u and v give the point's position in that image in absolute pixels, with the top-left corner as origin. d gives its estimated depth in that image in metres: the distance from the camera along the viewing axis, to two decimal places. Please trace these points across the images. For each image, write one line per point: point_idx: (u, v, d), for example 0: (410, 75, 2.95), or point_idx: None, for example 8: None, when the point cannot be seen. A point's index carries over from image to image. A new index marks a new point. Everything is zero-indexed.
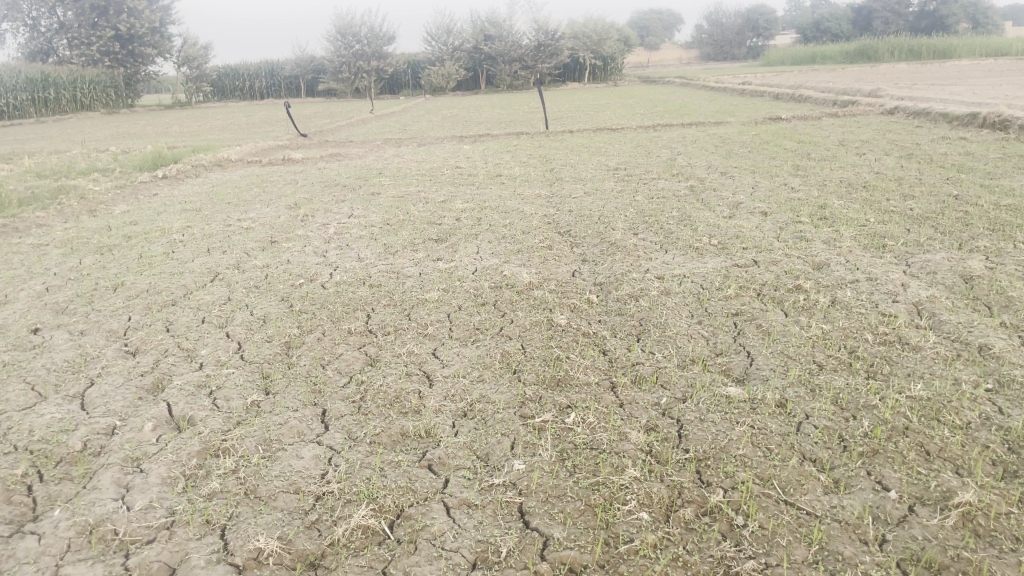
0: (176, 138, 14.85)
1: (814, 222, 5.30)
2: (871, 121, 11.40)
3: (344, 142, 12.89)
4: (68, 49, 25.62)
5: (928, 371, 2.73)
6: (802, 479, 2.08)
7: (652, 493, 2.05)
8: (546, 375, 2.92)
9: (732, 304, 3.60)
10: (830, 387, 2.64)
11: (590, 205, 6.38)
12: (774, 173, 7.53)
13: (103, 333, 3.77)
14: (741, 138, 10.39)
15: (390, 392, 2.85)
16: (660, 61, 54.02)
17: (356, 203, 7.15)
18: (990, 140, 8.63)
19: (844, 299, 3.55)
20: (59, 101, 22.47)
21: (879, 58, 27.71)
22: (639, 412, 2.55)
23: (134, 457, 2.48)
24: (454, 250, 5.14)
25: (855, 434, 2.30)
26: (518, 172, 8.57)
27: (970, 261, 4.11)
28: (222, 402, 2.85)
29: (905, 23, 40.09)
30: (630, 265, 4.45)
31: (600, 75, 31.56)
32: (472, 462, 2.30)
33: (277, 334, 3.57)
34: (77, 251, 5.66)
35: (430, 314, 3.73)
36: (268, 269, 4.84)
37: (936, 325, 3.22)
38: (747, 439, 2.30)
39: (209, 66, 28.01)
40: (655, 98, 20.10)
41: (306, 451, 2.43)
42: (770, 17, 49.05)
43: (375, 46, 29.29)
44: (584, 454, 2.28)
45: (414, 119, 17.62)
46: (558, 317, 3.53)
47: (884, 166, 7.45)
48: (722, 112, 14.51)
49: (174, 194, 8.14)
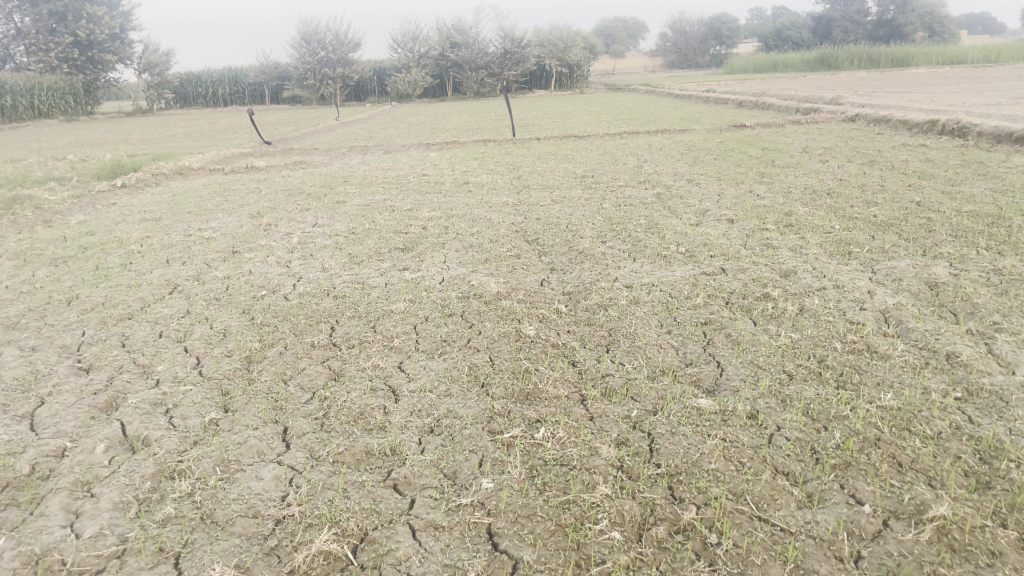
0: (136, 146, 14.57)
1: (780, 229, 5.32)
2: (833, 128, 11.55)
3: (309, 150, 12.75)
4: (25, 55, 25.10)
5: (898, 380, 2.71)
6: (775, 494, 2.04)
7: (624, 512, 2.00)
8: (515, 389, 2.85)
9: (700, 313, 3.57)
10: (801, 398, 2.61)
11: (557, 213, 6.35)
12: (740, 180, 7.57)
13: (55, 349, 3.64)
14: (707, 145, 10.45)
15: (353, 408, 2.77)
16: (626, 69, 54.46)
17: (320, 211, 7.05)
18: (950, 147, 8.77)
19: (812, 307, 3.54)
20: (15, 108, 21.97)
21: (839, 66, 28.19)
22: (609, 426, 2.50)
23: (84, 480, 2.37)
24: (420, 259, 5.06)
25: (827, 446, 2.27)
26: (485, 179, 8.52)
27: (934, 268, 4.14)
28: (178, 421, 2.75)
29: (865, 32, 40.93)
30: (598, 273, 4.41)
31: (566, 82, 31.70)
32: (439, 482, 2.23)
33: (237, 348, 3.47)
34: (30, 263, 5.49)
35: (396, 326, 3.65)
36: (229, 280, 4.73)
37: (903, 333, 3.22)
38: (719, 453, 2.26)
39: (171, 72, 27.62)
40: (621, 105, 20.20)
41: (266, 472, 2.35)
42: (733, 26, 49.70)
43: (341, 52, 29.08)
44: (554, 471, 2.22)
45: (380, 126, 17.50)
46: (527, 328, 3.48)
47: (848, 173, 7.52)
48: (687, 119, 14.62)
49: (132, 203, 7.96)
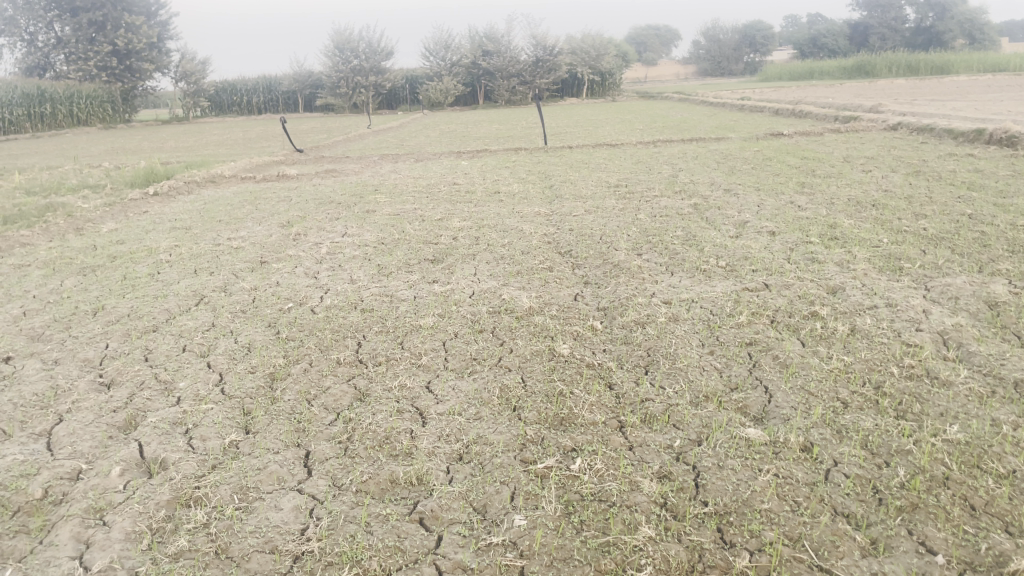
0: (170, 154, 14.66)
1: (824, 242, 5.11)
2: (874, 137, 11.25)
3: (340, 158, 12.71)
4: (66, 64, 25.52)
5: (963, 411, 2.51)
6: (837, 540, 1.87)
7: (669, 557, 1.84)
8: (549, 414, 2.70)
9: (745, 333, 3.39)
10: (858, 429, 2.42)
11: (591, 224, 6.19)
12: (779, 190, 7.36)
13: (77, 363, 3.55)
14: (743, 154, 10.23)
15: (379, 432, 2.63)
16: (658, 76, 54.17)
17: (350, 221, 6.96)
18: (999, 157, 8.45)
19: (864, 328, 3.34)
20: (55, 116, 22.31)
21: (876, 74, 27.67)
22: (651, 457, 2.34)
23: (97, 507, 2.26)
24: (450, 272, 4.93)
25: (891, 486, 2.08)
26: (517, 188, 8.37)
27: (993, 285, 3.91)
28: (197, 443, 2.64)
29: (902, 39, 40.31)
30: (634, 288, 4.24)
31: (598, 90, 31.51)
32: (468, 517, 2.08)
33: (261, 364, 3.36)
34: (59, 272, 5.45)
35: (424, 343, 3.52)
36: (256, 291, 4.63)
37: (964, 357, 3.01)
38: (772, 491, 2.08)
39: (207, 81, 27.94)
40: (655, 113, 19.98)
41: (286, 502, 2.21)
42: (767, 33, 49.15)
43: (373, 61, 29.16)
44: (592, 508, 2.06)
45: (411, 135, 17.42)
46: (561, 346, 3.32)
47: (892, 184, 7.26)
48: (722, 127, 14.39)
49: (164, 212, 7.94)
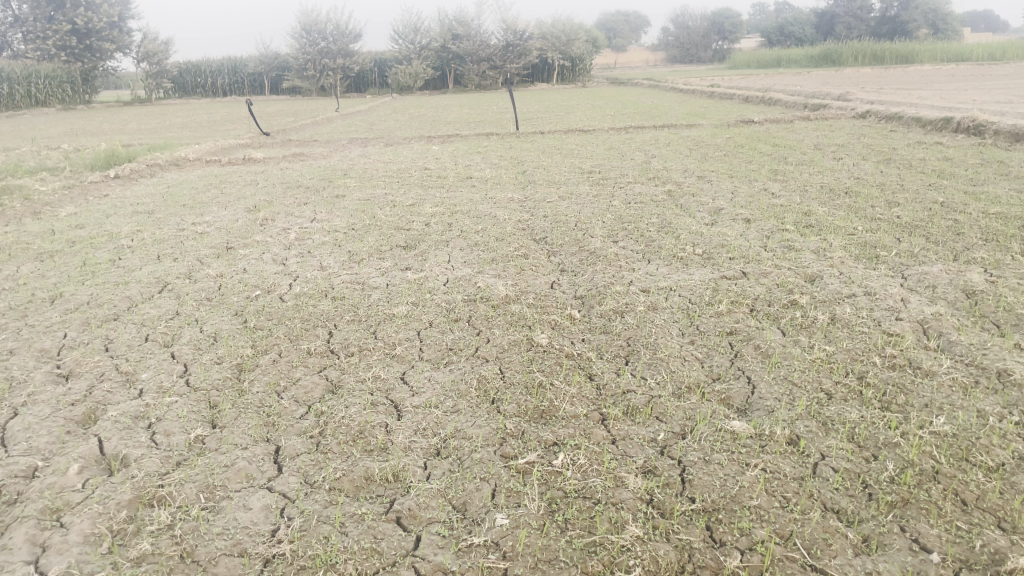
0: (131, 136, 14.28)
1: (800, 230, 5.08)
2: (844, 124, 11.29)
3: (308, 141, 12.49)
4: (23, 43, 24.77)
5: (948, 402, 2.48)
6: (829, 538, 1.82)
7: (659, 558, 1.78)
8: (529, 406, 2.62)
9: (725, 322, 3.33)
10: (844, 421, 2.38)
11: (565, 210, 6.11)
12: (752, 177, 7.34)
13: (33, 353, 3.39)
14: (715, 141, 10.22)
15: (352, 426, 2.53)
16: (627, 62, 54.23)
17: (319, 205, 6.80)
18: (967, 145, 8.52)
19: (844, 317, 3.30)
20: (12, 96, 21.70)
21: (843, 62, 27.84)
22: (635, 451, 2.28)
23: (53, 508, 2.13)
24: (423, 258, 4.82)
25: (880, 480, 2.04)
26: (489, 174, 8.26)
27: (969, 274, 3.91)
28: (161, 438, 2.51)
29: (868, 28, 40.64)
30: (612, 276, 4.17)
31: (568, 75, 31.35)
32: (447, 515, 2.00)
33: (228, 354, 3.24)
34: (15, 258, 5.24)
35: (398, 332, 3.41)
36: (221, 279, 4.48)
37: (946, 346, 2.98)
38: (761, 487, 2.03)
39: (170, 62, 27.29)
40: (627, 99, 19.92)
41: (256, 501, 2.11)
42: (736, 20, 49.29)
43: (341, 43, 28.73)
44: (576, 506, 1.99)
45: (380, 119, 17.17)
46: (539, 336, 3.24)
47: (864, 171, 7.28)
48: (693, 114, 14.38)
49: (125, 195, 7.70)
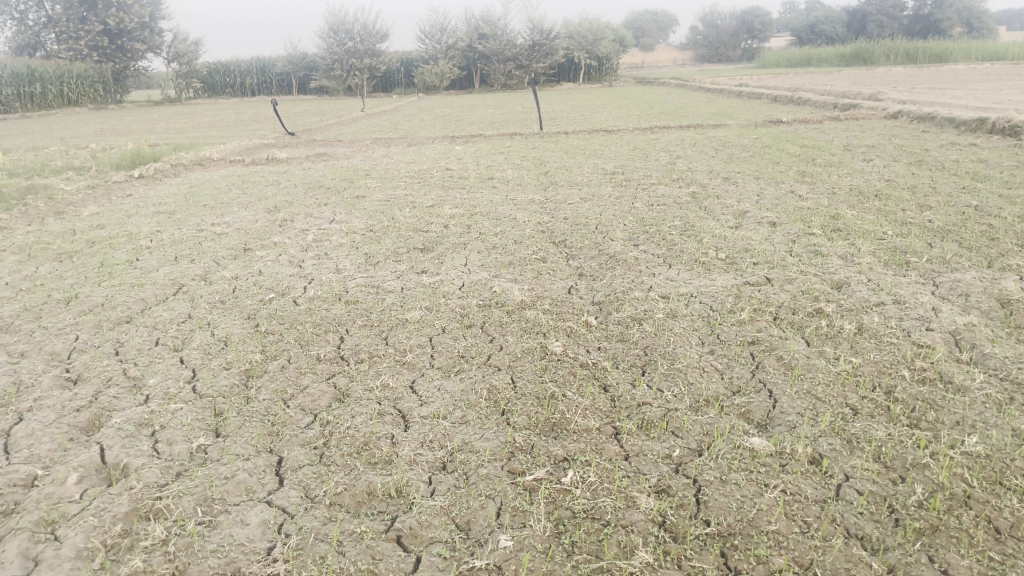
0: (158, 135, 14.38)
1: (827, 234, 4.94)
2: (875, 125, 11.07)
3: (332, 141, 12.49)
4: (56, 43, 25.11)
5: (981, 420, 2.35)
6: (851, 568, 1.71)
7: None
8: (540, 419, 2.53)
9: (746, 331, 3.22)
10: (870, 439, 2.26)
11: (586, 212, 6.02)
12: (779, 179, 7.19)
13: (44, 356, 3.37)
14: (741, 141, 10.05)
15: (357, 437, 2.46)
16: (654, 62, 53.96)
17: (339, 206, 6.76)
18: (1003, 147, 8.29)
19: (872, 327, 3.17)
20: (45, 96, 21.95)
21: (874, 61, 27.39)
22: (648, 468, 2.18)
23: (49, 519, 2.08)
24: (440, 261, 4.74)
25: (908, 504, 1.92)
26: (510, 175, 8.17)
27: (1004, 281, 3.75)
28: (163, 447, 2.46)
29: (900, 27, 39.97)
30: (631, 281, 4.06)
31: (594, 75, 31.17)
32: (449, 535, 1.92)
33: (237, 360, 3.18)
34: (35, 258, 5.25)
35: (410, 338, 3.34)
36: (236, 281, 4.44)
37: (979, 360, 2.84)
38: (780, 511, 1.92)
39: (200, 62, 27.54)
40: (653, 99, 19.74)
41: (254, 516, 2.05)
42: (765, 19, 48.79)
43: (368, 43, 28.78)
44: (584, 528, 1.91)
45: (404, 118, 17.13)
46: (553, 344, 3.15)
47: (895, 173, 7.09)
48: (720, 114, 14.18)
49: (148, 195, 7.72)
